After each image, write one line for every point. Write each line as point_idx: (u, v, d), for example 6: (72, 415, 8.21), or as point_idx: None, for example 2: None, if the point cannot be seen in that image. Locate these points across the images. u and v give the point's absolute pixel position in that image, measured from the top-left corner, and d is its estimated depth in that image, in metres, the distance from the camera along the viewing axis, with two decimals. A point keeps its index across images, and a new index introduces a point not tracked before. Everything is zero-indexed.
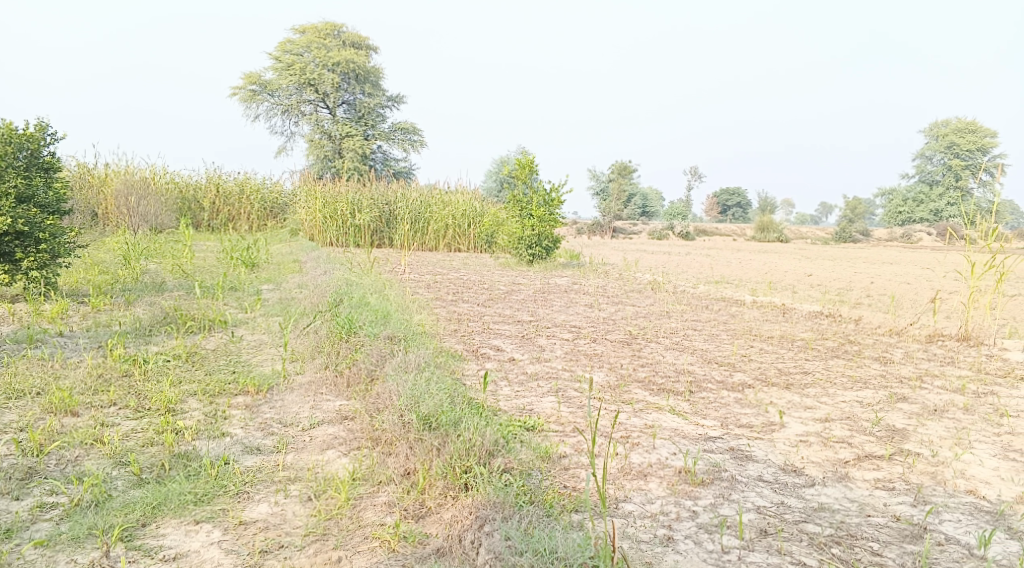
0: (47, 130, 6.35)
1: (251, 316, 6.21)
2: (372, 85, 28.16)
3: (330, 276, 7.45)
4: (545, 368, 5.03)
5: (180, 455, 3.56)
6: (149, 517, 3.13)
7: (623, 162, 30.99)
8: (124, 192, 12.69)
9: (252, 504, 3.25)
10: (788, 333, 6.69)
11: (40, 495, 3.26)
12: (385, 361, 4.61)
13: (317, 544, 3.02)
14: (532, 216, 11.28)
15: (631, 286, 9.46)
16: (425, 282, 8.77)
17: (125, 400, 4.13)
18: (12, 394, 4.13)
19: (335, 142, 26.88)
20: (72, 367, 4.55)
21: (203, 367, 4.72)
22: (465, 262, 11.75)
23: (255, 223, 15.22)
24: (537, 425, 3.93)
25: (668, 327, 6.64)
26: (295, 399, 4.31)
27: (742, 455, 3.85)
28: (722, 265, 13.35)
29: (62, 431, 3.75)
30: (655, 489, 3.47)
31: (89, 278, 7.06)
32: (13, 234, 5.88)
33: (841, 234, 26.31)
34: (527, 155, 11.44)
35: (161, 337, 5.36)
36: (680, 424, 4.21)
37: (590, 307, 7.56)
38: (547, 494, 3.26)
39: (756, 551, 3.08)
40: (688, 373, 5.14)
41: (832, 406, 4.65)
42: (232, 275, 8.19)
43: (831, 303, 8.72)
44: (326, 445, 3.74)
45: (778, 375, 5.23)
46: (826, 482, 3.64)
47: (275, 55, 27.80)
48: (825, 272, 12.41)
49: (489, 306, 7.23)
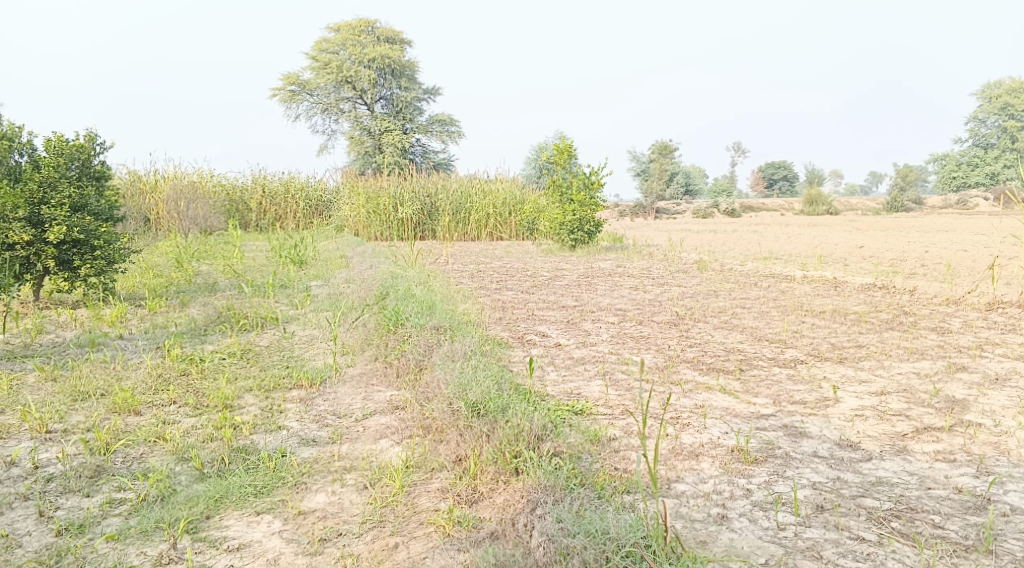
0: (96, 140, 6.54)
1: (302, 312, 6.32)
2: (409, 79, 28.28)
3: (376, 270, 7.55)
4: (592, 352, 5.03)
5: (239, 449, 3.67)
6: (213, 509, 3.22)
7: (666, 141, 30.35)
8: (174, 197, 13.01)
9: (309, 494, 3.33)
10: (840, 306, 6.57)
11: (109, 492, 3.37)
12: (432, 351, 4.67)
13: (374, 531, 3.07)
14: (573, 201, 11.26)
15: (677, 266, 9.39)
16: (469, 271, 8.83)
17: (184, 399, 4.25)
18: (77, 396, 4.27)
19: (374, 137, 27.11)
20: (132, 368, 4.71)
21: (257, 364, 4.84)
22: (507, 250, 11.76)
23: (301, 222, 15.45)
24: (586, 409, 3.95)
25: (716, 306, 6.58)
26: (347, 391, 4.39)
27: (796, 432, 3.81)
28: (769, 241, 13.12)
29: (126, 430, 3.89)
30: (708, 468, 3.44)
31: (145, 282, 7.27)
32: (70, 243, 6.09)
33: (892, 204, 25.78)
34: (565, 140, 11.36)
35: (216, 336, 5.51)
36: (731, 403, 4.17)
37: (635, 289, 7.52)
38: (598, 476, 3.28)
39: (812, 527, 3.05)
40: (738, 352, 5.08)
41: (888, 378, 4.57)
42: (282, 272, 8.36)
43: (884, 274, 8.52)
44: (379, 435, 3.81)
45: (832, 350, 5.15)
46: (883, 456, 3.58)
47: (312, 54, 28.18)
48: (876, 243, 12.08)
49: (534, 292, 7.26)
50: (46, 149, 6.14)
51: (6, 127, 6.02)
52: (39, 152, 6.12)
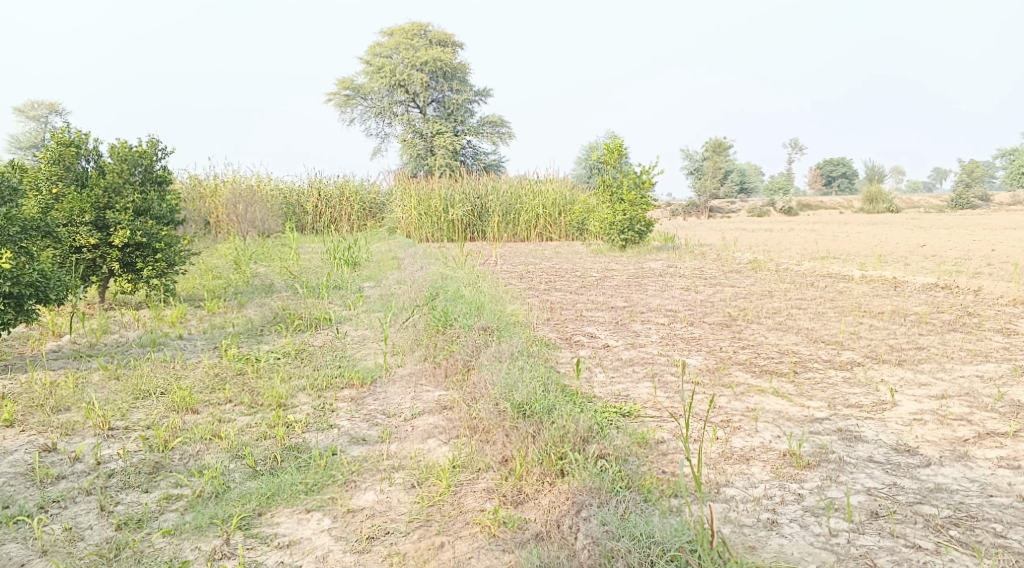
0: (158, 146, 6.74)
1: (354, 312, 6.41)
2: (460, 81, 28.41)
3: (427, 271, 7.62)
4: (641, 353, 4.99)
5: (291, 447, 3.75)
6: (265, 506, 3.29)
7: (721, 139, 29.90)
8: (232, 201, 13.32)
9: (358, 492, 3.38)
10: (900, 307, 6.39)
11: (166, 488, 3.47)
12: (480, 352, 4.70)
13: (421, 530, 3.10)
14: (624, 200, 11.19)
15: (730, 267, 9.25)
16: (518, 272, 8.85)
17: (239, 397, 4.36)
18: (139, 394, 4.41)
19: (426, 140, 27.36)
20: (191, 368, 4.84)
21: (311, 363, 4.93)
22: (556, 251, 11.75)
23: (355, 224, 15.68)
24: (633, 411, 3.92)
25: (770, 307, 6.46)
26: (397, 391, 4.45)
27: (851, 436, 3.72)
28: (827, 240, 12.82)
29: (184, 427, 4.00)
30: (758, 473, 3.39)
31: (204, 284, 7.47)
32: (134, 246, 6.28)
33: (957, 201, 24.99)
34: (615, 139, 11.29)
35: (272, 336, 5.63)
36: (784, 406, 4.09)
37: (687, 290, 7.44)
38: (644, 479, 3.25)
39: (866, 534, 2.97)
40: (792, 354, 4.98)
41: (950, 382, 4.43)
42: (336, 273, 8.49)
43: (947, 274, 8.26)
44: (427, 434, 3.84)
45: (890, 351, 5.01)
46: (943, 462, 3.47)
47: (366, 58, 28.59)
48: (939, 241, 11.72)
49: (583, 293, 7.23)
50: (111, 156, 6.35)
51: (74, 134, 6.25)
52: (105, 159, 6.34)
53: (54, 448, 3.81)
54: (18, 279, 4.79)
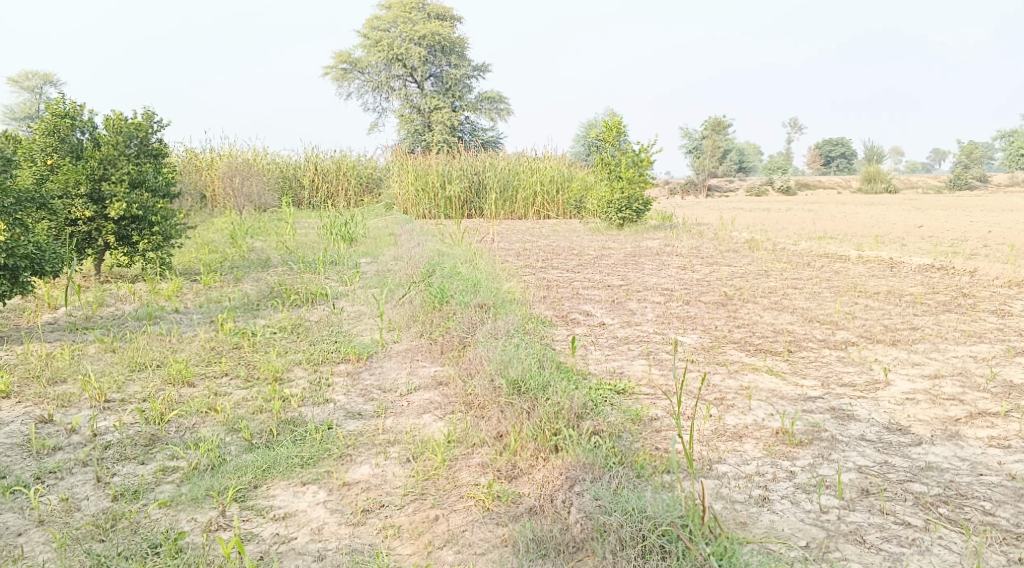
0: (153, 118, 6.69)
1: (351, 288, 6.41)
2: (458, 56, 28.20)
3: (423, 247, 7.61)
4: (636, 331, 5.01)
5: (287, 421, 3.76)
6: (260, 479, 3.31)
7: (720, 117, 29.76)
8: (229, 175, 13.26)
9: (354, 466, 3.40)
10: (896, 288, 6.40)
11: (163, 460, 3.49)
12: (476, 328, 4.71)
13: (415, 503, 3.13)
14: (622, 178, 11.15)
15: (727, 246, 9.25)
16: (515, 249, 8.84)
17: (236, 371, 4.37)
18: (135, 367, 4.42)
19: (424, 115, 27.21)
20: (187, 341, 4.85)
21: (307, 338, 4.93)
22: (553, 228, 11.73)
23: (352, 199, 15.64)
24: (628, 388, 3.94)
25: (766, 286, 6.47)
26: (392, 366, 4.46)
27: (843, 415, 3.74)
28: (824, 220, 12.81)
29: (180, 400, 4.01)
30: (751, 450, 3.41)
31: (201, 258, 7.46)
32: (129, 219, 6.26)
33: (955, 182, 24.98)
34: (613, 116, 11.24)
35: (268, 310, 5.63)
36: (778, 384, 4.11)
37: (684, 268, 7.44)
38: (638, 455, 3.27)
39: (856, 511, 3.00)
40: (787, 333, 5.00)
41: (943, 362, 4.45)
42: (332, 249, 8.48)
43: (943, 254, 8.27)
44: (422, 409, 3.86)
45: (885, 332, 5.03)
46: (934, 441, 3.50)
47: (364, 32, 28.35)
48: (936, 222, 11.72)
49: (579, 271, 7.24)
50: (106, 127, 6.31)
51: (68, 105, 6.20)
52: (100, 131, 6.30)
53: (50, 419, 3.82)
54: (13, 250, 4.77)
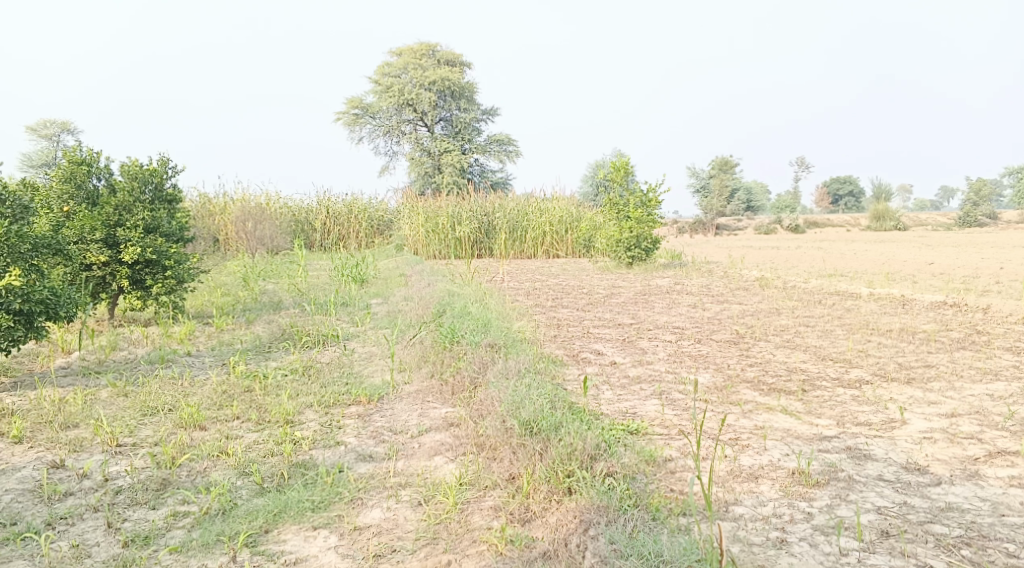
0: (169, 164, 6.79)
1: (362, 329, 6.42)
2: (467, 100, 28.57)
3: (434, 288, 7.63)
4: (648, 371, 4.98)
5: (298, 464, 3.75)
6: (272, 524, 3.29)
7: (728, 157, 29.91)
8: (241, 218, 13.38)
9: (366, 510, 3.37)
10: (908, 325, 6.36)
11: (174, 504, 3.47)
12: (487, 369, 4.70)
13: (428, 548, 3.09)
14: (631, 218, 11.19)
15: (737, 284, 9.23)
16: (525, 289, 8.85)
17: (247, 414, 4.36)
18: (147, 411, 4.42)
19: (434, 158, 27.48)
20: (199, 384, 4.85)
21: (318, 380, 4.92)
22: (563, 268, 11.75)
23: (363, 241, 15.74)
24: (641, 428, 3.91)
25: (778, 324, 6.45)
26: (404, 408, 4.44)
27: (860, 454, 3.70)
28: (835, 258, 12.79)
29: (192, 444, 4.00)
30: (767, 491, 3.37)
31: (213, 301, 7.50)
32: (143, 263, 6.31)
33: (965, 219, 24.97)
34: (621, 157, 11.32)
35: (279, 353, 5.64)
36: (793, 423, 4.07)
37: (694, 307, 7.42)
38: (652, 497, 3.24)
39: (876, 554, 2.95)
40: (800, 372, 4.97)
41: (959, 400, 4.40)
42: (343, 290, 8.52)
43: (956, 292, 8.22)
44: (434, 451, 3.84)
45: (899, 369, 4.99)
46: (953, 481, 3.44)
47: (374, 77, 28.82)
48: (947, 259, 11.67)
49: (590, 310, 7.23)
50: (122, 174, 6.40)
51: (85, 153, 6.31)
52: (116, 178, 6.39)
53: (62, 464, 3.81)
54: (28, 296, 4.82)
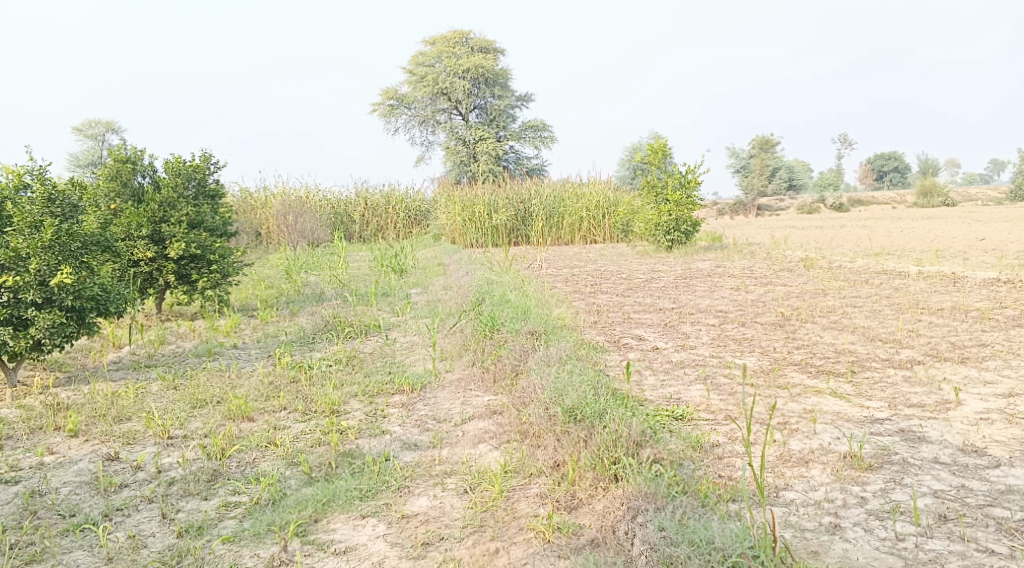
0: (210, 160, 6.88)
1: (403, 319, 6.45)
2: (502, 86, 28.50)
3: (473, 276, 7.64)
4: (691, 355, 4.92)
5: (345, 453, 3.78)
6: (321, 513, 3.32)
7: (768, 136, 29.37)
8: (282, 212, 13.54)
9: (412, 498, 3.38)
10: (960, 303, 6.19)
11: (225, 495, 3.53)
12: (528, 356, 4.70)
13: (475, 535, 3.10)
14: (669, 201, 11.06)
15: (781, 265, 9.09)
16: (565, 275, 8.81)
17: (294, 405, 4.41)
18: (197, 404, 4.50)
19: (470, 146, 27.50)
20: (246, 376, 4.92)
21: (362, 370, 4.96)
22: (602, 254, 11.68)
23: (401, 232, 15.83)
24: (686, 414, 3.87)
25: (824, 305, 6.32)
26: (446, 397, 4.45)
27: (914, 436, 3.61)
28: (881, 236, 12.51)
29: (240, 435, 4.06)
30: (818, 476, 3.30)
31: (257, 294, 7.61)
32: (188, 258, 6.42)
33: (1016, 193, 24.24)
34: (658, 139, 11.19)
35: (322, 343, 5.70)
36: (842, 406, 3.99)
37: (736, 290, 7.32)
38: (700, 483, 3.20)
39: (935, 538, 2.87)
40: (849, 353, 4.86)
41: (1017, 379, 4.27)
42: (384, 281, 8.58)
43: (1009, 268, 7.98)
44: (477, 439, 3.84)
45: (952, 349, 4.86)
46: (1013, 462, 3.34)
47: (409, 68, 28.90)
48: (999, 235, 11.33)
49: (630, 295, 7.18)
50: (166, 170, 6.51)
51: (130, 151, 6.42)
52: (160, 174, 6.50)
53: (117, 457, 3.90)
54: (80, 292, 4.94)
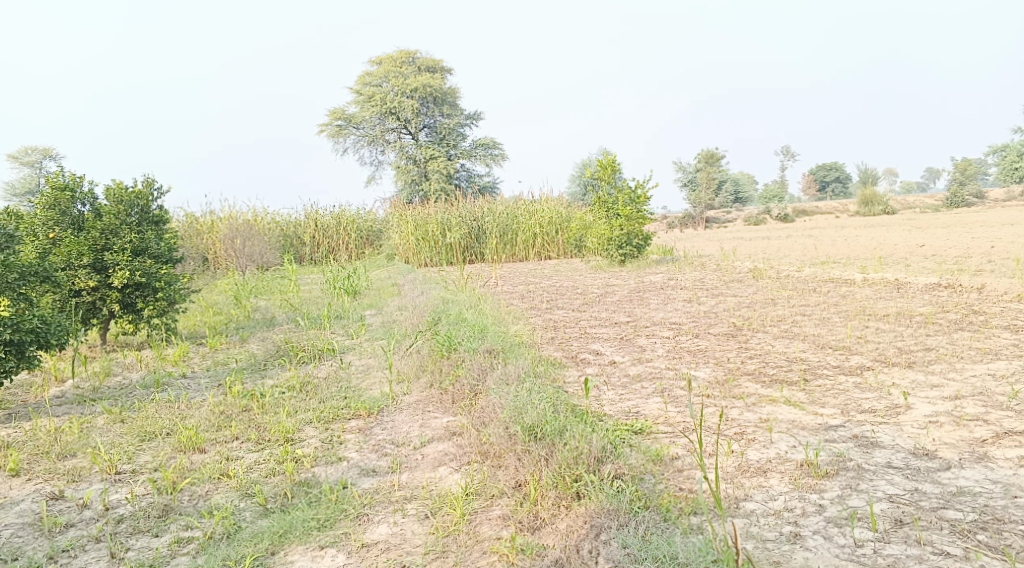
0: (153, 186, 6.71)
1: (357, 341, 6.36)
2: (450, 106, 28.56)
3: (427, 296, 7.59)
4: (648, 368, 4.95)
5: (301, 483, 3.69)
6: (277, 545, 3.24)
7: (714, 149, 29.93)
8: (230, 236, 13.29)
9: (372, 526, 3.32)
10: (905, 308, 6.35)
11: (176, 531, 3.42)
12: (486, 375, 4.67)
13: (438, 562, 3.05)
14: (620, 215, 11.16)
15: (731, 276, 9.23)
16: (520, 292, 8.81)
17: (246, 434, 4.30)
18: (145, 437, 4.36)
19: (420, 165, 27.44)
20: (196, 406, 4.78)
21: (316, 396, 4.87)
22: (555, 269, 11.73)
23: (353, 252, 15.67)
24: (645, 427, 3.88)
25: (774, 315, 6.43)
26: (404, 419, 4.39)
27: (867, 442, 3.67)
28: (826, 245, 12.80)
29: (191, 467, 3.94)
30: (777, 485, 3.33)
31: (206, 321, 7.44)
32: (133, 286, 6.25)
33: (951, 200, 25.07)
34: (608, 155, 11.30)
35: (275, 370, 5.58)
36: (797, 414, 4.04)
37: (689, 301, 7.41)
38: (662, 498, 3.21)
39: (892, 543, 2.92)
40: (801, 361, 4.94)
41: (962, 382, 4.38)
42: (336, 303, 8.47)
43: (949, 273, 8.23)
44: (438, 462, 3.79)
45: (899, 354, 4.97)
46: (963, 464, 3.42)
47: (356, 88, 28.75)
48: (938, 241, 11.68)
49: (585, 310, 7.20)
50: (107, 198, 6.32)
51: (69, 178, 6.22)
52: (101, 201, 6.31)
53: (61, 495, 3.75)
54: (18, 325, 4.75)
